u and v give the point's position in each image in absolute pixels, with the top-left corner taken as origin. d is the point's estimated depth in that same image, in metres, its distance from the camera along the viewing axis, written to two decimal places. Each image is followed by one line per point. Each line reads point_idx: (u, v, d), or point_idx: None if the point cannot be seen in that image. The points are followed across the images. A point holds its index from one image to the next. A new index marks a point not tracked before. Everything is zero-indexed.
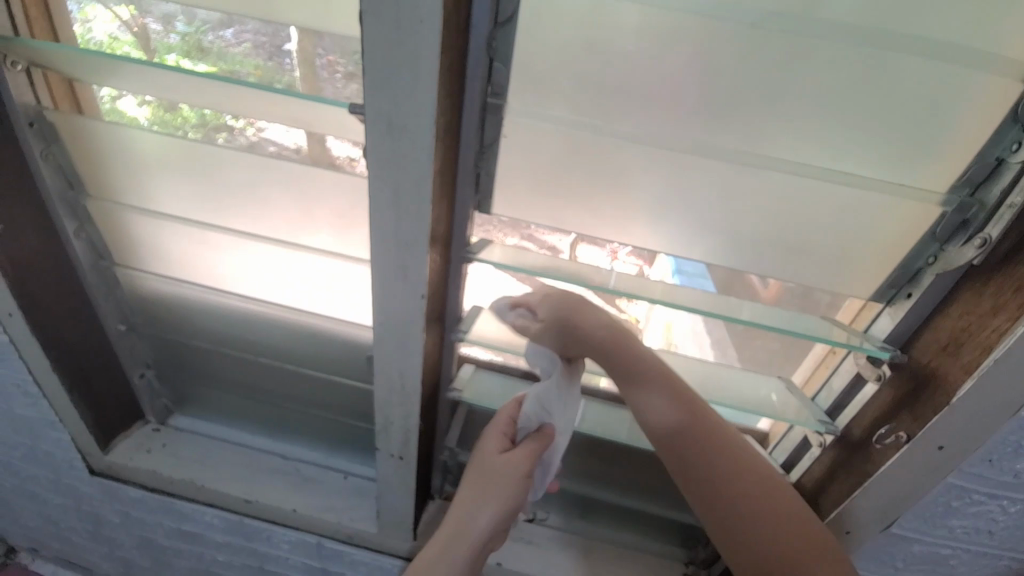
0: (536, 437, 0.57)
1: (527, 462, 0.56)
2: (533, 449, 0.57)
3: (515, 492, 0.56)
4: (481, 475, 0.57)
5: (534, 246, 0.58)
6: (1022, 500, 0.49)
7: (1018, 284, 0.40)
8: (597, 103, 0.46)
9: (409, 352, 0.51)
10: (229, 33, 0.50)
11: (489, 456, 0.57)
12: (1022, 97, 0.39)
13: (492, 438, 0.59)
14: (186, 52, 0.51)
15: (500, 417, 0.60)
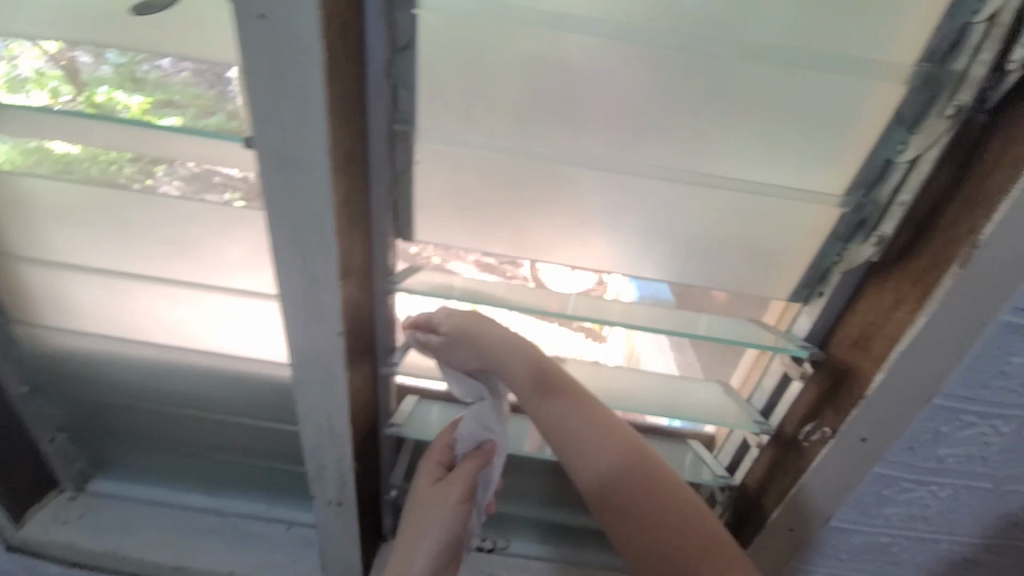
0: (471, 459, 0.55)
1: (462, 489, 0.53)
2: (469, 471, 0.54)
3: (452, 520, 0.53)
4: (420, 509, 0.54)
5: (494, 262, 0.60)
6: (950, 485, 0.51)
7: (916, 276, 0.42)
8: (509, 124, 0.46)
9: (335, 391, 0.48)
10: (166, 62, 0.45)
11: (427, 486, 0.55)
12: (903, 100, 0.41)
13: (427, 470, 0.56)
14: (120, 84, 0.46)
15: (436, 444, 0.58)
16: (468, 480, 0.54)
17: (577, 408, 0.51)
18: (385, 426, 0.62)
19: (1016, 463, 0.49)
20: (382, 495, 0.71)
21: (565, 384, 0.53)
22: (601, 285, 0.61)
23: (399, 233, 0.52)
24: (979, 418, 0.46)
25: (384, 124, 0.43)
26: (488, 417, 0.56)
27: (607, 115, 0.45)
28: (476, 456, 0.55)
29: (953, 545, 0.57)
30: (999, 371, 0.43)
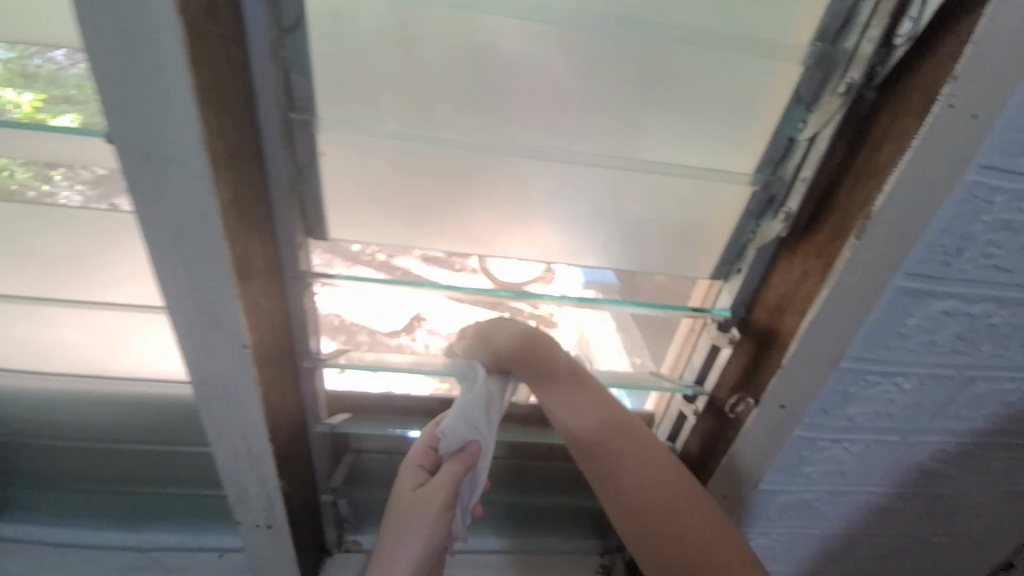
0: (452, 461, 0.51)
1: (445, 491, 0.51)
2: (451, 476, 0.51)
3: (434, 525, 0.51)
4: (397, 515, 0.51)
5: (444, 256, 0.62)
6: (860, 441, 0.55)
7: (819, 250, 0.44)
8: (419, 109, 0.43)
9: (248, 410, 0.45)
10: (59, 53, 0.38)
11: (407, 490, 0.52)
12: (801, 79, 0.42)
13: (409, 471, 0.53)
14: (7, 81, 0.39)
15: (422, 442, 0.55)
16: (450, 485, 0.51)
17: (580, 391, 0.54)
18: (314, 425, 0.58)
19: (916, 414, 0.53)
20: (318, 496, 0.67)
21: (573, 374, 0.54)
22: (548, 274, 0.67)
23: (310, 231, 0.49)
24: (883, 377, 0.49)
25: (279, 113, 0.40)
26: (474, 416, 0.51)
27: (520, 100, 0.43)
28: (459, 459, 0.51)
29: (867, 494, 0.61)
30: (899, 333, 0.45)
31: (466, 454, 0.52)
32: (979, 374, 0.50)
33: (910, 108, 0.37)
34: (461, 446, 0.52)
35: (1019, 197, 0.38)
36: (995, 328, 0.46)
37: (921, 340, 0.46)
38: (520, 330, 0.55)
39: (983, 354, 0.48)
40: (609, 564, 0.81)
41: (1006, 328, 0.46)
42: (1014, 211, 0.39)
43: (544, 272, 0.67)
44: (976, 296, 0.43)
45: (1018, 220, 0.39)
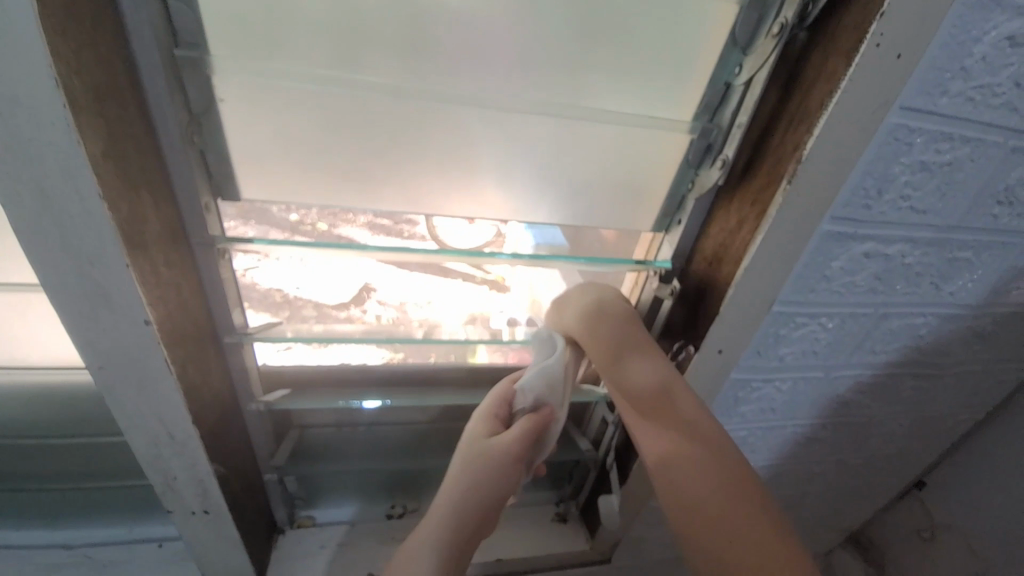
0: (531, 415, 0.49)
1: (520, 443, 0.47)
2: (529, 428, 0.48)
3: (504, 478, 0.46)
4: (465, 467, 0.46)
5: (388, 222, 0.59)
6: (789, 378, 0.58)
7: (753, 198, 0.44)
8: (333, 49, 0.39)
9: (162, 391, 0.41)
10: None
11: (478, 441, 0.48)
12: (738, 20, 0.41)
13: (483, 419, 0.50)
14: None
15: (494, 397, 0.52)
16: (528, 438, 0.47)
17: (631, 338, 0.49)
18: (247, 403, 0.54)
19: (838, 351, 0.56)
20: (262, 476, 0.63)
21: (625, 325, 0.50)
22: (499, 240, 0.63)
23: (219, 192, 0.44)
24: (810, 318, 0.51)
25: (160, 50, 0.34)
26: (555, 379, 0.50)
27: (447, 39, 0.40)
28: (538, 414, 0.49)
29: (795, 427, 0.66)
30: (824, 276, 0.47)
31: (544, 412, 0.50)
32: (893, 311, 0.54)
33: (837, 47, 0.36)
34: (535, 406, 0.50)
35: (934, 138, 0.40)
36: (908, 267, 0.49)
37: (844, 281, 0.48)
38: (594, 295, 0.52)
39: (897, 292, 0.51)
40: (564, 512, 0.85)
41: (917, 267, 0.49)
42: (929, 153, 0.40)
43: (494, 238, 0.63)
44: (892, 237, 0.46)
45: (932, 162, 0.41)
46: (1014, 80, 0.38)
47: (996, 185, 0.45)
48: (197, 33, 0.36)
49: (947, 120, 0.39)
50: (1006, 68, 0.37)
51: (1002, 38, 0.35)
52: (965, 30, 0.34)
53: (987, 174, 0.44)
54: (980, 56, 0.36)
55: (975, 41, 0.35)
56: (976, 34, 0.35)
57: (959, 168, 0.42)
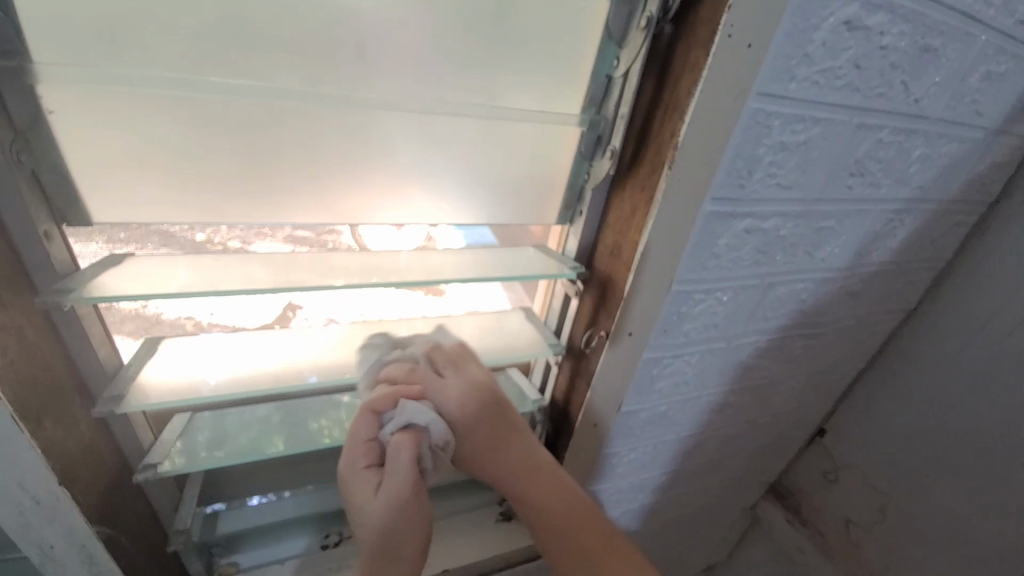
0: (404, 436, 0.47)
1: (404, 469, 0.46)
2: (406, 451, 0.46)
3: (397, 511, 0.46)
4: (369, 530, 0.46)
5: (309, 233, 0.56)
6: (697, 351, 0.62)
7: (642, 185, 0.46)
8: (192, 49, 0.36)
9: (13, 454, 0.35)
10: None
11: (366, 497, 0.47)
12: (610, 14, 0.43)
13: (358, 475, 0.48)
14: None
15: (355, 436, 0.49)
16: (409, 460, 0.46)
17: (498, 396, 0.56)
18: (136, 472, 0.47)
19: (736, 321, 0.61)
20: (167, 547, 0.55)
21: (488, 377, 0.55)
22: (431, 242, 0.62)
23: (70, 217, 0.38)
24: (706, 293, 0.54)
25: None
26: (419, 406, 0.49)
27: (325, 40, 0.38)
28: (408, 435, 0.47)
29: (709, 395, 0.71)
30: (713, 253, 0.50)
31: (417, 428, 0.48)
32: (777, 279, 0.59)
33: (698, 37, 0.39)
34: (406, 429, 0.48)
35: (791, 119, 0.44)
36: (784, 238, 0.54)
37: (732, 255, 0.52)
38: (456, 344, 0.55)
39: (778, 262, 0.56)
40: (507, 511, 0.85)
41: (792, 237, 0.54)
42: (787, 133, 0.44)
43: (425, 242, 0.62)
44: (768, 212, 0.50)
45: (791, 142, 0.45)
46: (852, 62, 0.43)
47: (848, 158, 0.51)
48: (11, 35, 0.31)
49: (800, 102, 0.43)
50: (845, 52, 0.42)
51: (837, 25, 0.40)
52: (805, 18, 0.38)
53: (840, 149, 0.49)
54: (821, 42, 0.40)
55: (815, 28, 0.39)
56: (817, 21, 0.38)
57: (815, 145, 0.47)
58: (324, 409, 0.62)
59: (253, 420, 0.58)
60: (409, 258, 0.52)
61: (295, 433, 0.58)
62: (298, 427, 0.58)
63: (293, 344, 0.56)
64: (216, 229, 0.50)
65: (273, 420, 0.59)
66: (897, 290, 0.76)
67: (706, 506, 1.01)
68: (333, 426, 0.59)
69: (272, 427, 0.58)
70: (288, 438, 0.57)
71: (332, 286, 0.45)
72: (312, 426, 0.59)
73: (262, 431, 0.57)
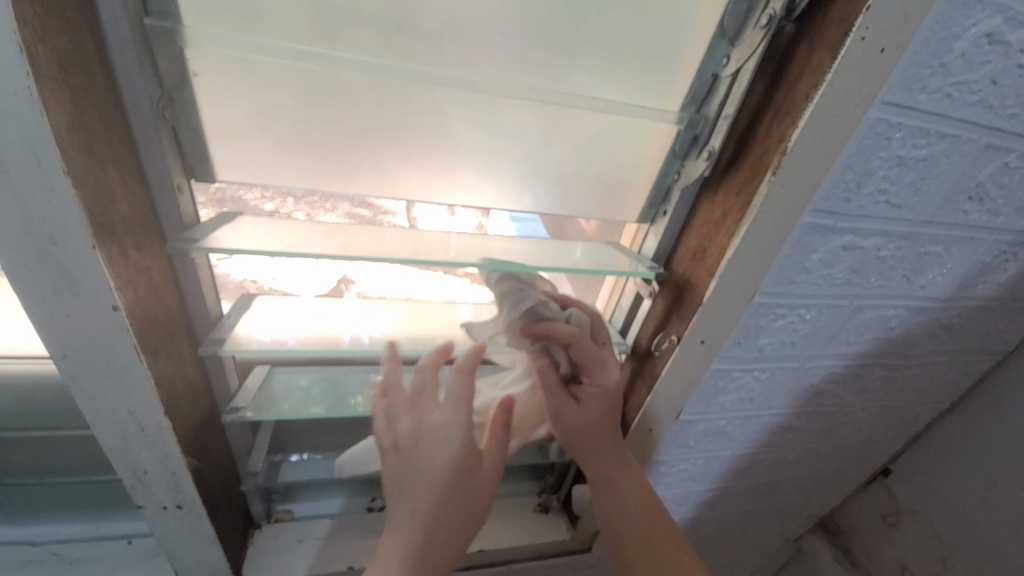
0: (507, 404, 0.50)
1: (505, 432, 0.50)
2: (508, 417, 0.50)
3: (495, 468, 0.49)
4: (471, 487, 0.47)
5: (369, 212, 0.57)
6: (767, 368, 0.59)
7: (738, 189, 0.45)
8: (322, 27, 0.38)
9: (131, 382, 0.39)
10: None
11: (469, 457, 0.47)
12: (726, 11, 0.41)
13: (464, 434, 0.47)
14: None
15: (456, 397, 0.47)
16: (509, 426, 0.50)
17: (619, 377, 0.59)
18: (224, 413, 0.52)
19: (814, 342, 0.58)
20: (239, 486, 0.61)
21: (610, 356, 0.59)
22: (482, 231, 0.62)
23: (194, 175, 0.42)
24: (789, 309, 0.52)
25: (128, 19, 0.32)
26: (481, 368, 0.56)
27: (440, 22, 0.39)
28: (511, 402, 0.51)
29: (772, 416, 0.68)
30: (804, 268, 0.48)
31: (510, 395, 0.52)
32: (866, 303, 0.55)
33: (825, 39, 0.37)
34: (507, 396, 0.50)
35: (912, 134, 0.41)
36: (882, 260, 0.50)
37: (822, 272, 0.49)
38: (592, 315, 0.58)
39: (871, 285, 0.53)
40: (545, 503, 0.84)
41: (891, 259, 0.51)
42: (906, 148, 0.41)
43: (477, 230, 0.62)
44: (869, 231, 0.47)
45: (909, 157, 0.42)
46: (990, 77, 0.39)
47: (968, 181, 0.47)
48: (168, 1, 0.34)
49: (925, 115, 0.40)
50: (984, 65, 0.38)
51: (982, 35, 0.36)
52: (947, 26, 0.35)
53: (960, 171, 0.45)
54: (959, 53, 0.37)
55: (956, 37, 0.36)
56: (959, 30, 0.36)
57: (934, 163, 0.43)
58: (363, 385, 0.63)
59: (295, 388, 0.60)
60: (457, 241, 0.52)
61: (335, 403, 0.59)
62: (337, 398, 0.59)
63: (346, 316, 0.58)
64: (283, 200, 0.54)
65: (314, 391, 0.60)
66: (996, 331, 0.69)
67: (748, 530, 0.97)
68: (368, 402, 0.60)
69: (311, 396, 0.59)
70: (328, 407, 0.58)
71: (417, 262, 0.46)
72: (350, 400, 0.60)
73: (301, 398, 0.59)
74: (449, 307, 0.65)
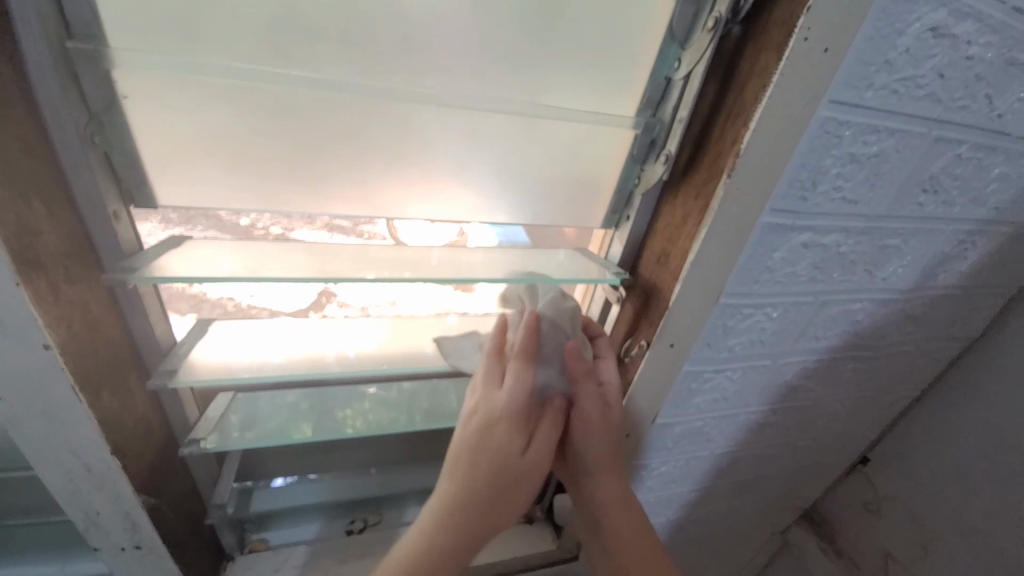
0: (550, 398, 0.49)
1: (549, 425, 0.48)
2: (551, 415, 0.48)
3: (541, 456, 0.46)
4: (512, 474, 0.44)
5: (347, 225, 0.56)
6: (739, 367, 0.59)
7: (696, 193, 0.45)
8: (262, 42, 0.37)
9: (71, 422, 0.37)
10: None
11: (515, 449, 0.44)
12: (674, 14, 0.41)
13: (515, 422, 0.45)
14: None
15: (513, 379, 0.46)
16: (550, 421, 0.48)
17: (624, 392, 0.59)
18: (182, 445, 0.50)
19: (784, 338, 0.58)
20: (205, 520, 0.58)
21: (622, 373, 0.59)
22: (462, 238, 0.61)
23: (135, 200, 0.40)
24: (756, 308, 0.52)
25: (48, 42, 0.30)
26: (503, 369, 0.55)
27: (386, 34, 0.38)
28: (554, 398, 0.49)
29: (749, 413, 0.68)
30: (766, 267, 0.48)
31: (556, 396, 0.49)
32: (832, 297, 0.55)
33: (770, 40, 0.37)
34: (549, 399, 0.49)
35: (864, 130, 0.41)
36: (844, 255, 0.51)
37: (786, 271, 0.49)
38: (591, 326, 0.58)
39: (835, 280, 0.53)
40: (530, 514, 0.83)
41: (853, 254, 0.51)
42: (858, 144, 0.42)
43: (456, 239, 0.61)
44: (829, 227, 0.47)
45: (862, 154, 0.42)
46: (935, 71, 0.40)
47: (921, 174, 0.47)
48: (92, 22, 0.32)
49: (874, 112, 0.40)
50: (928, 60, 0.39)
51: (923, 31, 0.37)
52: (889, 23, 0.35)
53: (913, 164, 0.46)
54: (903, 49, 0.37)
55: (898, 34, 0.36)
56: (900, 27, 0.36)
57: (887, 158, 0.44)
58: (353, 397, 0.62)
59: (282, 405, 0.59)
60: (432, 254, 0.51)
61: (322, 419, 0.58)
62: (325, 413, 0.59)
63: (320, 334, 0.56)
64: (261, 214, 0.52)
65: (302, 408, 0.59)
66: (961, 318, 0.71)
67: (735, 526, 0.98)
68: (357, 415, 0.59)
69: (300, 413, 0.58)
70: (314, 425, 0.57)
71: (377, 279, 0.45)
72: (338, 415, 0.59)
73: (289, 415, 0.58)
74: (437, 318, 0.63)
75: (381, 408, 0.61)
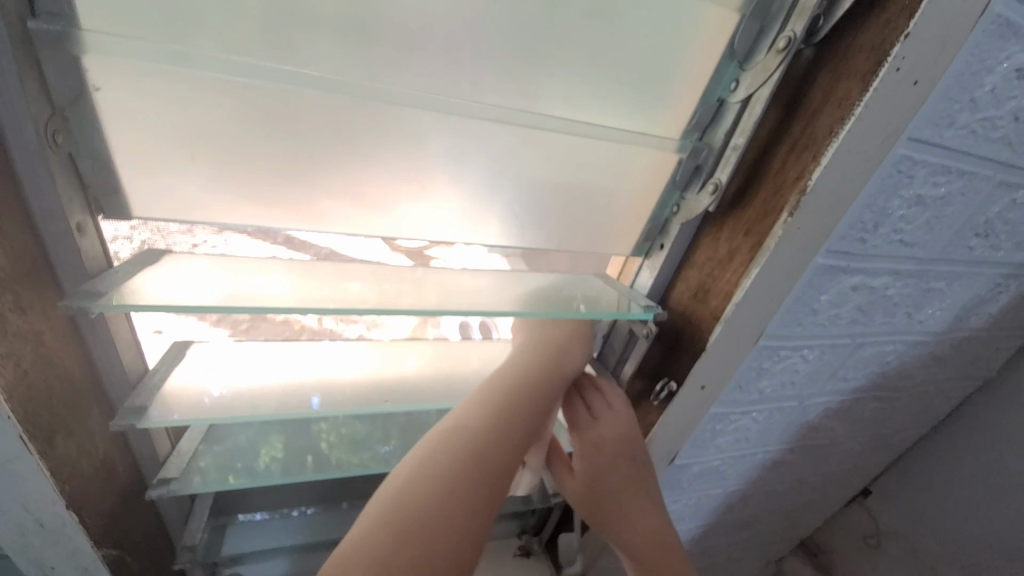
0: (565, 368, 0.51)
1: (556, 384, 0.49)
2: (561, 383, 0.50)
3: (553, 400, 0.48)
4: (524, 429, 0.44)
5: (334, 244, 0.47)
6: (765, 409, 0.56)
7: (747, 228, 0.41)
8: (261, 34, 0.31)
9: (18, 473, 0.31)
10: None
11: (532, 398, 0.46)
12: (736, 31, 0.36)
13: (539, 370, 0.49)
14: None
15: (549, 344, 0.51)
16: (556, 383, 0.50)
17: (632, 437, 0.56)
18: (149, 486, 0.44)
19: (814, 380, 0.55)
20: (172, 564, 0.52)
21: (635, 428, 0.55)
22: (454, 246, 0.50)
23: (104, 211, 0.34)
24: (793, 351, 0.49)
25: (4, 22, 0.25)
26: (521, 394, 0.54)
27: (409, 32, 0.33)
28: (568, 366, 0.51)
29: (766, 452, 0.64)
30: (812, 309, 0.44)
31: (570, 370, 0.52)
32: (868, 340, 0.52)
33: (850, 69, 0.33)
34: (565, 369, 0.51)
35: (934, 172, 0.37)
36: (888, 298, 0.48)
37: (830, 314, 0.46)
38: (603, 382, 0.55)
39: (874, 322, 0.50)
40: (525, 546, 0.78)
41: (896, 297, 0.48)
42: (926, 186, 0.38)
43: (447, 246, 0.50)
44: (879, 271, 0.44)
45: (927, 196, 0.39)
46: (1014, 113, 0.36)
47: (977, 219, 0.44)
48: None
49: (948, 153, 0.36)
50: (1010, 101, 0.35)
51: (1013, 69, 0.33)
52: (980, 59, 0.32)
53: (972, 209, 0.42)
54: (989, 87, 0.34)
55: (988, 71, 0.33)
56: (990, 64, 0.32)
57: (950, 201, 0.41)
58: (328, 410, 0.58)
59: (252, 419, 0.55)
60: (445, 281, 0.45)
61: (298, 431, 0.55)
62: (300, 425, 0.55)
63: (306, 360, 0.49)
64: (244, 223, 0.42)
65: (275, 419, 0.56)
66: (981, 359, 0.68)
67: (733, 557, 0.95)
68: (332, 430, 0.56)
69: (274, 424, 0.55)
70: (288, 437, 0.54)
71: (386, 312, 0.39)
72: (313, 428, 0.56)
73: (262, 427, 0.54)
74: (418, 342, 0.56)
75: (357, 420, 0.58)
